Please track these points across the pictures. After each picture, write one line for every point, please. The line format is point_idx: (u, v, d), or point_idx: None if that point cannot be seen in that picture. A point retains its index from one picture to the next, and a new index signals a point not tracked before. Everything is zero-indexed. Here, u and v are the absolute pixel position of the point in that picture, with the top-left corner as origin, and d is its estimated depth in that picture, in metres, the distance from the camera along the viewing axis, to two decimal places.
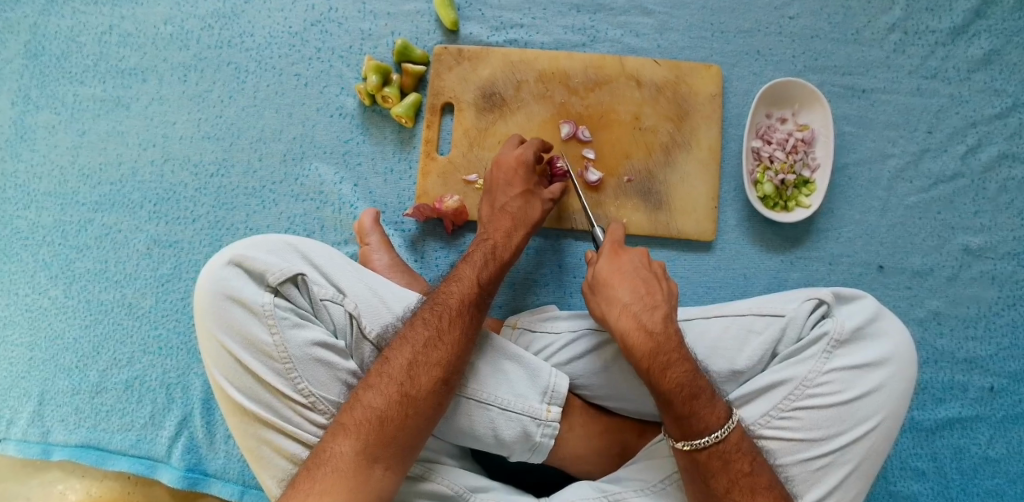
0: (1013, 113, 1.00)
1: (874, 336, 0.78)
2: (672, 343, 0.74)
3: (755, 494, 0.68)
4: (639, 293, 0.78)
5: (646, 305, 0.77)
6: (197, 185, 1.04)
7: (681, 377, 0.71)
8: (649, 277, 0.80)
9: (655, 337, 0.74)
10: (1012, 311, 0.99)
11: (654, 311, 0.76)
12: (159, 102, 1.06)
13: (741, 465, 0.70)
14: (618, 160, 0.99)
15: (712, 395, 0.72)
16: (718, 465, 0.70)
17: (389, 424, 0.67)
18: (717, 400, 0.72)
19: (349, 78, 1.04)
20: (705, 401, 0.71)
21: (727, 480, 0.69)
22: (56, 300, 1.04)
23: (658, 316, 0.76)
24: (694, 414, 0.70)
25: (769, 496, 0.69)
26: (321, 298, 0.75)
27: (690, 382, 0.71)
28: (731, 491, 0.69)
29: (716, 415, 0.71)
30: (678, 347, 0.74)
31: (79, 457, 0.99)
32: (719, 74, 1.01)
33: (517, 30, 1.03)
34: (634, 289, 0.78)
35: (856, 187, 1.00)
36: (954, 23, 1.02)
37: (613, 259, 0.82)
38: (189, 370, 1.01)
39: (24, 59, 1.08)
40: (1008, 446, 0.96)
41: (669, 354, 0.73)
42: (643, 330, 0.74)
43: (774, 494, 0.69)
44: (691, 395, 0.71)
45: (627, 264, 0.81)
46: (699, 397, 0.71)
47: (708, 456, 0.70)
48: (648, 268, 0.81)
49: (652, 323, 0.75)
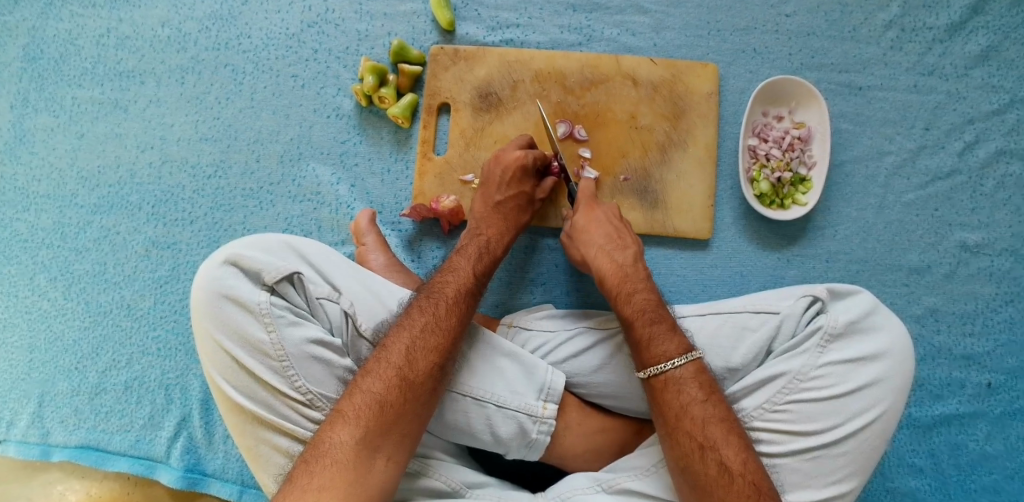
0: (1010, 110, 1.00)
1: (871, 330, 0.78)
2: (639, 276, 0.83)
3: (706, 424, 0.69)
4: (611, 236, 0.87)
5: (618, 246, 0.86)
6: (195, 187, 1.05)
7: (645, 302, 0.79)
8: (619, 227, 0.89)
9: (623, 269, 0.83)
10: (1010, 308, 0.98)
11: (624, 251, 0.86)
12: (157, 105, 1.06)
13: (695, 394, 0.71)
14: (614, 159, 0.99)
15: (673, 324, 0.77)
16: (673, 393, 0.71)
17: (389, 410, 0.67)
18: (677, 332, 0.76)
19: (346, 79, 1.04)
20: (665, 326, 0.76)
21: (679, 406, 0.70)
22: (55, 302, 1.04)
23: (629, 255, 0.85)
24: (653, 338, 0.75)
25: (722, 428, 0.68)
26: (317, 297, 0.76)
27: (652, 308, 0.78)
28: (682, 419, 0.70)
29: (676, 344, 0.74)
30: (644, 279, 0.83)
31: (79, 458, 1.00)
32: (716, 73, 1.01)
33: (513, 30, 1.03)
34: (607, 234, 0.87)
35: (852, 184, 1.00)
36: (951, 19, 1.02)
37: (588, 212, 0.90)
38: (188, 370, 1.01)
39: (23, 62, 1.08)
40: (1006, 443, 0.96)
41: (635, 283, 0.82)
42: (614, 263, 0.84)
43: (728, 426, 0.69)
44: (651, 319, 0.77)
45: (602, 216, 0.89)
46: (659, 322, 0.76)
47: (664, 383, 0.72)
48: (619, 221, 0.90)
49: (623, 259, 0.85)
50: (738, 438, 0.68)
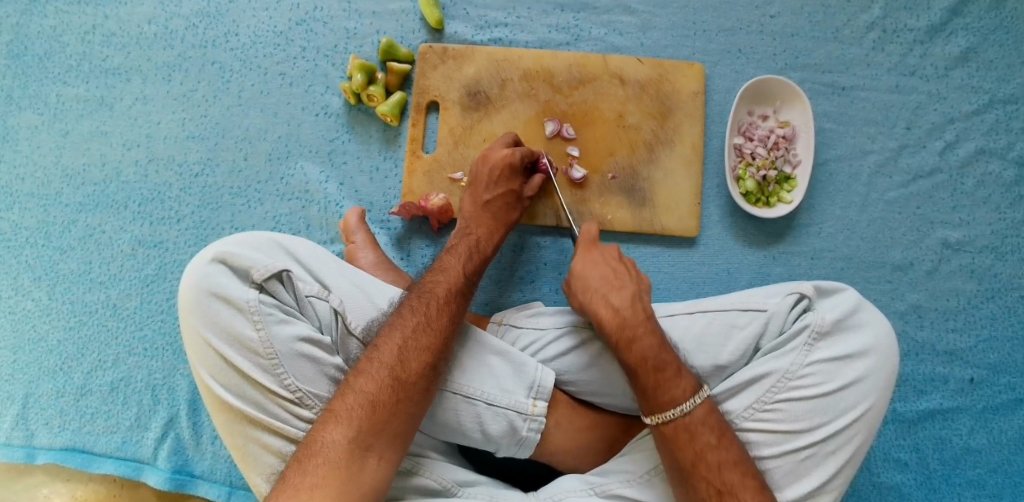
0: (989, 110, 1.02)
1: (856, 327, 0.79)
2: (638, 318, 0.78)
3: (722, 469, 0.70)
4: (609, 278, 0.83)
5: (614, 287, 0.81)
6: (182, 186, 1.04)
7: (647, 350, 0.75)
8: (619, 264, 0.85)
9: (621, 314, 0.78)
10: (991, 304, 1.00)
11: (621, 292, 0.81)
12: (144, 102, 1.06)
13: (707, 439, 0.71)
14: (602, 157, 1.00)
15: (678, 368, 0.74)
16: (685, 438, 0.72)
17: (381, 410, 0.67)
18: (683, 374, 0.74)
19: (334, 77, 1.04)
20: (670, 373, 0.74)
21: (693, 452, 0.71)
22: (39, 303, 1.03)
23: (625, 296, 0.80)
24: (658, 387, 0.73)
25: (737, 472, 0.70)
26: (307, 295, 0.75)
27: (654, 356, 0.75)
28: (698, 465, 0.70)
29: (682, 389, 0.73)
30: (644, 322, 0.78)
31: (64, 460, 0.99)
32: (702, 72, 1.02)
33: (502, 29, 1.04)
34: (605, 274, 0.83)
35: (837, 183, 1.02)
36: (932, 21, 1.04)
37: (586, 253, 0.87)
38: (176, 370, 1.00)
39: (6, 59, 1.07)
40: (987, 436, 0.98)
41: (635, 328, 0.77)
42: (610, 307, 0.79)
43: (743, 469, 0.70)
44: (655, 368, 0.74)
45: (600, 255, 0.86)
46: (665, 370, 0.74)
47: (675, 429, 0.72)
48: (618, 259, 0.86)
49: (620, 302, 0.80)
50: (754, 481, 0.70)
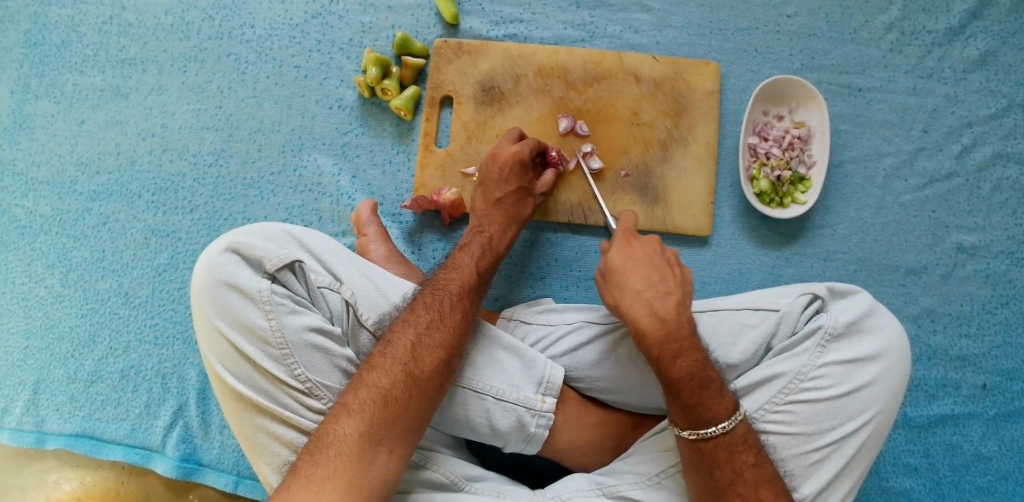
0: (1008, 114, 1.01)
1: (869, 330, 0.78)
2: (683, 331, 0.75)
3: (758, 487, 0.70)
4: (653, 283, 0.79)
5: (659, 293, 0.78)
6: (195, 176, 1.04)
7: (692, 366, 0.73)
8: (662, 264, 0.81)
9: (667, 324, 0.75)
10: (1005, 310, 0.99)
11: (666, 298, 0.77)
12: (159, 92, 1.06)
13: (745, 457, 0.71)
14: (615, 154, 1.00)
15: (721, 385, 0.73)
16: (724, 456, 0.71)
17: (393, 404, 0.67)
18: (725, 391, 0.73)
19: (349, 71, 1.04)
20: (714, 391, 0.72)
21: (732, 471, 0.70)
22: (52, 289, 1.04)
23: (671, 303, 0.77)
24: (702, 404, 0.71)
25: (772, 489, 0.70)
26: (318, 286, 0.76)
27: (699, 372, 0.72)
28: (735, 483, 0.70)
29: (724, 407, 0.71)
30: (689, 335, 0.75)
31: (73, 446, 0.99)
32: (717, 71, 1.01)
33: (517, 24, 1.04)
34: (648, 276, 0.79)
35: (852, 185, 1.01)
36: (951, 23, 1.03)
37: (625, 247, 0.83)
38: (185, 359, 1.01)
39: (24, 48, 1.08)
40: (1000, 444, 0.97)
41: (680, 342, 0.74)
42: (655, 317, 0.76)
43: (776, 488, 0.70)
44: (700, 385, 0.72)
45: (640, 251, 0.82)
46: (708, 387, 0.72)
47: (715, 446, 0.71)
48: (660, 256, 0.82)
49: (665, 311, 0.76)
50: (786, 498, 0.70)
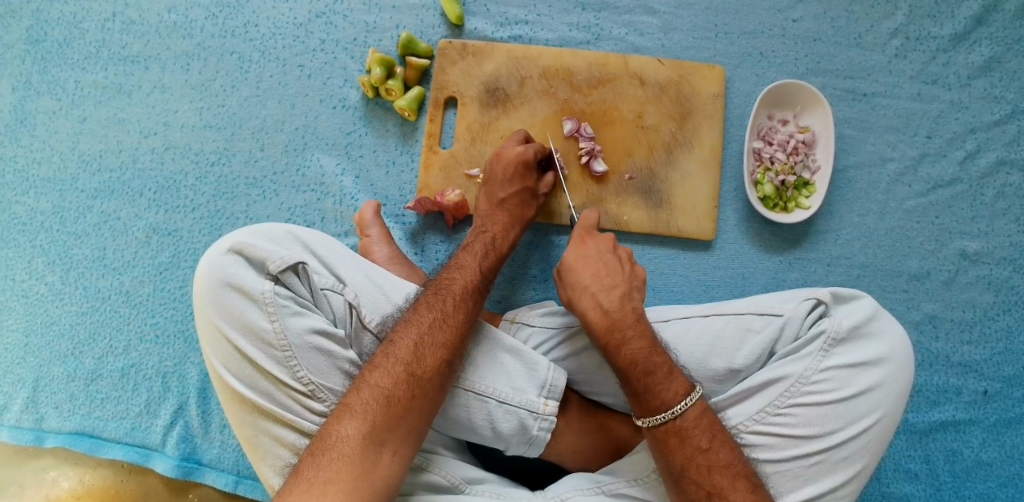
0: (1011, 120, 1.01)
1: (873, 334, 0.78)
2: (628, 320, 0.80)
3: (711, 472, 0.69)
4: (599, 276, 0.84)
5: (605, 287, 0.83)
6: (198, 174, 1.04)
7: (636, 353, 0.76)
8: (613, 260, 0.86)
9: (611, 315, 0.80)
10: (1008, 316, 0.99)
11: (611, 292, 0.82)
12: (162, 90, 1.06)
13: (698, 442, 0.71)
14: (619, 157, 0.99)
15: (668, 371, 0.75)
16: (675, 441, 0.71)
17: (395, 405, 0.67)
18: (674, 377, 0.74)
19: (353, 71, 1.04)
20: (660, 377, 0.74)
21: (683, 457, 0.70)
22: (52, 286, 1.03)
23: (615, 296, 0.82)
24: (649, 390, 0.74)
25: (728, 474, 0.69)
26: (321, 288, 0.76)
27: (643, 358, 0.76)
28: (687, 468, 0.70)
29: (673, 392, 0.73)
30: (634, 324, 0.79)
31: (73, 444, 0.99)
32: (723, 75, 1.01)
33: (522, 26, 1.03)
34: (596, 272, 0.84)
35: (855, 190, 1.01)
36: (956, 29, 1.02)
37: (580, 245, 0.88)
38: (187, 359, 1.00)
39: (26, 44, 1.07)
40: (1000, 450, 0.97)
41: (624, 330, 0.78)
42: (600, 309, 0.80)
43: (733, 472, 0.69)
44: (645, 371, 0.75)
45: (593, 249, 0.87)
46: (653, 372, 0.75)
47: (665, 433, 0.72)
48: (613, 253, 0.87)
49: (609, 302, 0.81)
50: (746, 482, 0.68)
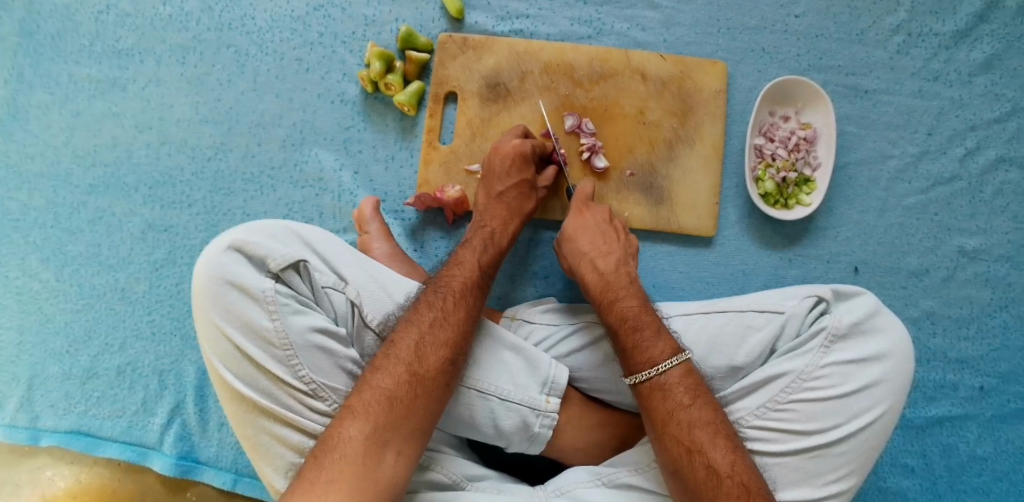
0: (1011, 118, 1.01)
1: (873, 331, 0.78)
2: (621, 282, 0.83)
3: (692, 428, 0.69)
4: (597, 243, 0.88)
5: (601, 252, 0.87)
6: (194, 170, 1.02)
7: (627, 310, 0.79)
8: (609, 230, 0.89)
9: (605, 278, 0.84)
10: (1005, 313, 1.00)
11: (607, 257, 0.86)
12: (157, 84, 1.04)
13: (681, 399, 0.71)
14: (620, 153, 0.99)
15: (657, 328, 0.77)
16: (659, 398, 0.72)
17: (398, 405, 0.67)
18: (662, 334, 0.76)
19: (352, 64, 1.03)
20: (648, 332, 0.76)
21: (666, 411, 0.71)
22: (46, 284, 1.02)
23: (611, 260, 0.86)
24: (636, 346, 0.75)
25: (709, 431, 0.69)
26: (323, 286, 0.75)
27: (634, 316, 0.78)
28: (669, 423, 0.70)
29: (660, 349, 0.74)
30: (627, 285, 0.83)
31: (68, 443, 0.98)
32: (724, 70, 1.01)
33: (523, 20, 1.02)
34: (593, 239, 0.88)
35: (856, 187, 1.01)
36: (958, 26, 1.02)
37: (578, 215, 0.90)
38: (183, 356, 0.99)
39: (19, 37, 1.05)
40: (996, 445, 0.98)
41: (617, 290, 0.82)
42: (596, 272, 0.85)
43: (714, 429, 0.69)
44: (633, 327, 0.77)
45: (591, 219, 0.90)
46: (642, 329, 0.77)
47: (650, 389, 0.73)
48: (609, 223, 0.90)
49: (605, 266, 0.85)
50: (725, 440, 0.68)
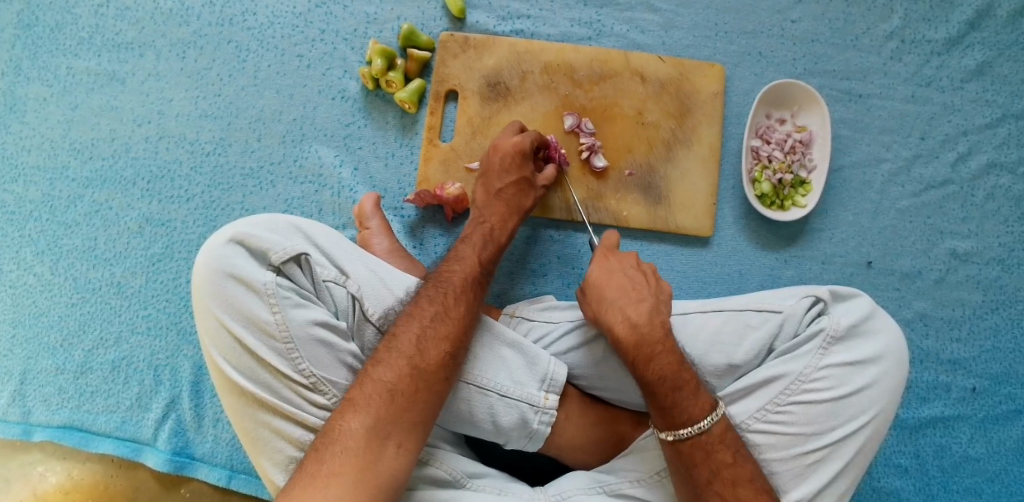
0: (1002, 123, 1.03)
1: (869, 333, 0.79)
2: (656, 335, 0.77)
3: (736, 486, 0.70)
4: (625, 289, 0.81)
5: (632, 300, 0.80)
6: (193, 164, 1.02)
7: (664, 369, 0.74)
8: (637, 274, 0.83)
9: (638, 330, 0.77)
10: (995, 315, 1.01)
11: (639, 305, 0.79)
12: (156, 78, 1.04)
13: (723, 456, 0.72)
14: (619, 153, 1.00)
15: (696, 386, 0.74)
16: (701, 456, 0.72)
17: (400, 398, 0.67)
18: (701, 391, 0.74)
19: (352, 62, 1.03)
20: (688, 393, 0.73)
21: (709, 471, 0.71)
22: (41, 277, 1.01)
23: (643, 309, 0.79)
24: (676, 405, 0.73)
25: (752, 488, 0.70)
26: (324, 280, 0.75)
27: (672, 375, 0.74)
28: (713, 481, 0.71)
29: (700, 407, 0.73)
30: (662, 339, 0.77)
31: (61, 438, 0.97)
32: (722, 73, 1.02)
33: (524, 20, 1.03)
34: (622, 285, 0.81)
35: (850, 189, 1.02)
36: (950, 33, 1.04)
37: (602, 260, 0.84)
38: (179, 351, 0.99)
39: (17, 29, 1.05)
40: (987, 446, 0.99)
41: (652, 346, 0.76)
42: (628, 323, 0.77)
43: (756, 486, 0.71)
44: (672, 387, 0.74)
45: (616, 263, 0.84)
46: (681, 389, 0.74)
47: (691, 447, 0.72)
48: (636, 266, 0.84)
49: (637, 316, 0.78)
50: (766, 495, 0.70)
